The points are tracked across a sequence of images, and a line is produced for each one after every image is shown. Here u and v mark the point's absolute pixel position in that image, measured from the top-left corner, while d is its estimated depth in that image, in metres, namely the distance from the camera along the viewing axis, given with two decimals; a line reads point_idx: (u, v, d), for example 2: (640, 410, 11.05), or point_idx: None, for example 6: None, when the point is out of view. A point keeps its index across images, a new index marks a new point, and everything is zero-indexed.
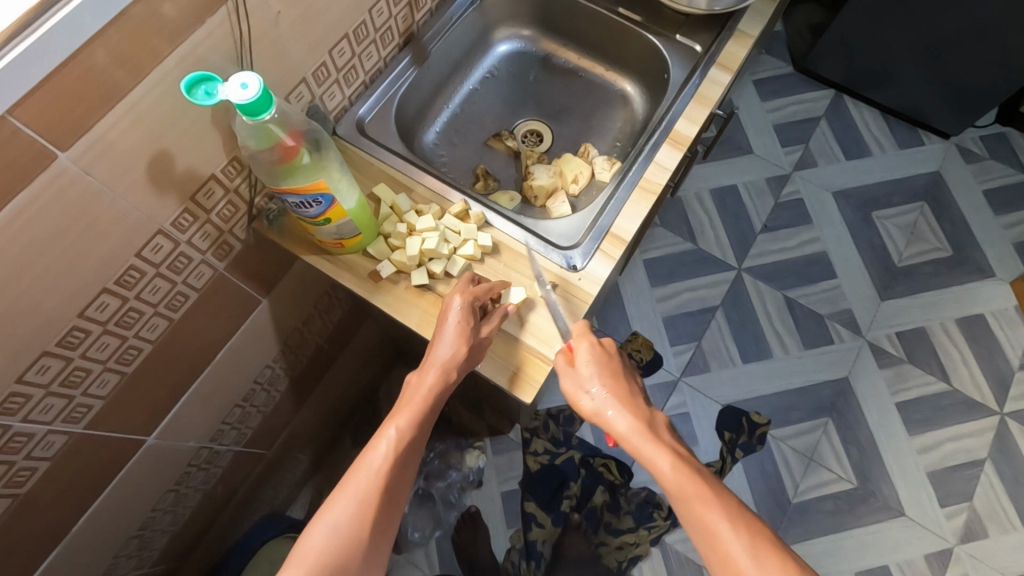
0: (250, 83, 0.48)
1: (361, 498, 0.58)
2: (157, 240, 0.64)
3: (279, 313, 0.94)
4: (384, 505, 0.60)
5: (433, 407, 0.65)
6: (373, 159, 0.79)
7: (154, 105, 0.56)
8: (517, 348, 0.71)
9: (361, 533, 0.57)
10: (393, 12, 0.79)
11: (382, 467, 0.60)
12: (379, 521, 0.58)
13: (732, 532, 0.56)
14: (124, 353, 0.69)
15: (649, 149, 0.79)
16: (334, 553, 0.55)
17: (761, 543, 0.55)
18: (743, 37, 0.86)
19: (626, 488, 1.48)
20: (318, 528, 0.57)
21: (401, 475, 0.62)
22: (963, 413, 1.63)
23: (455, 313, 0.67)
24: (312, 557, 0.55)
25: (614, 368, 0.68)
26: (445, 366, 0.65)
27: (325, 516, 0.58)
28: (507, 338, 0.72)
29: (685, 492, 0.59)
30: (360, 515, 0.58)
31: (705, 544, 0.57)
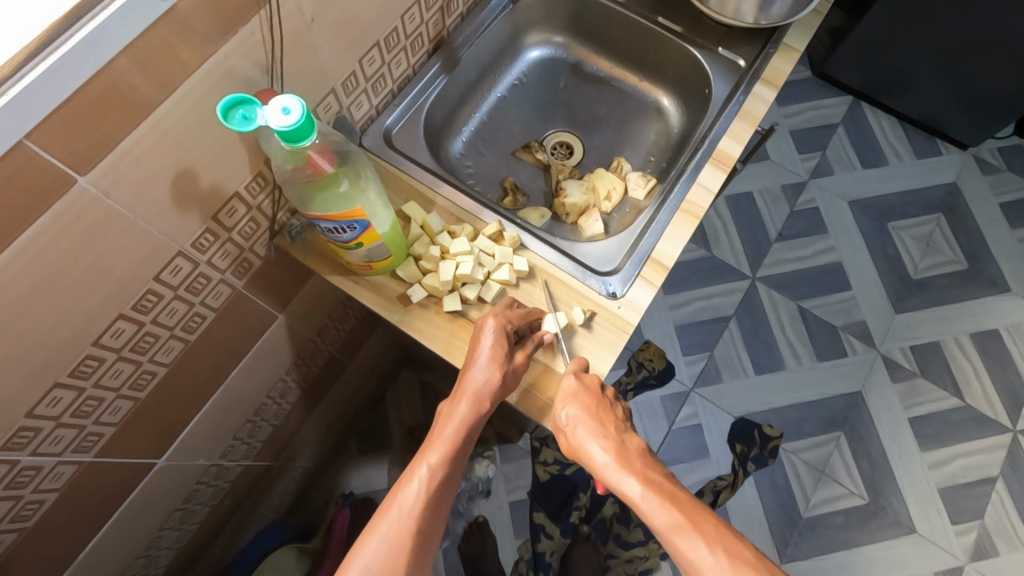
0: (292, 107, 0.44)
1: (393, 541, 0.55)
2: (176, 262, 0.60)
3: (294, 327, 0.90)
4: (418, 548, 0.56)
5: (465, 440, 0.62)
6: (401, 173, 0.75)
7: (180, 122, 0.51)
8: (547, 372, 0.68)
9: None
10: (424, 17, 0.75)
11: (413, 507, 0.57)
12: (413, 566, 0.55)
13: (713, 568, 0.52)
14: (138, 378, 0.65)
15: (691, 170, 0.76)
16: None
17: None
18: (789, 52, 0.82)
19: None
20: (350, 574, 0.54)
21: (434, 515, 0.59)
22: (975, 429, 1.62)
23: (489, 338, 0.63)
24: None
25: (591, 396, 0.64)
26: (477, 396, 0.62)
27: (357, 560, 0.55)
28: (538, 362, 0.68)
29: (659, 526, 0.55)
30: (393, 562, 0.54)
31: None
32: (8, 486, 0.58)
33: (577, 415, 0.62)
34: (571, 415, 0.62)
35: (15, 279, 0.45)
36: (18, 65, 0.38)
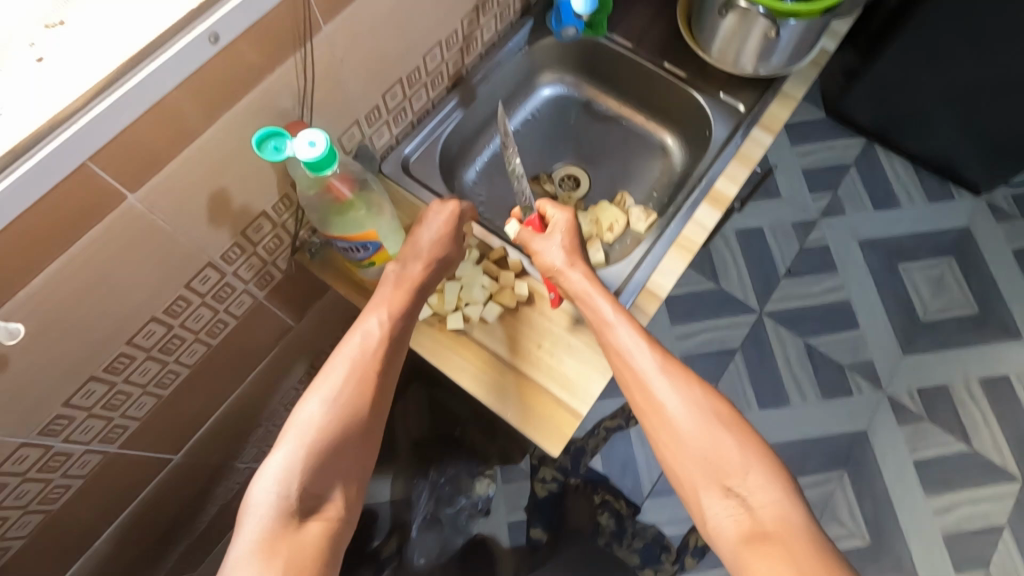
0: (318, 141, 0.49)
1: (355, 376, 0.60)
2: (205, 272, 0.66)
3: (309, 337, 0.95)
4: (377, 385, 0.61)
5: (420, 292, 0.67)
6: (414, 199, 0.80)
7: (219, 148, 0.57)
8: (557, 408, 0.70)
9: (356, 408, 0.58)
10: (445, 57, 0.82)
11: (370, 346, 0.62)
12: (374, 400, 0.60)
13: (653, 362, 0.65)
14: (163, 377, 0.70)
15: (688, 207, 0.81)
16: (325, 429, 0.56)
17: (676, 370, 0.66)
18: (787, 99, 0.87)
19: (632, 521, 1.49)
20: (306, 405, 0.58)
21: (392, 355, 0.63)
22: (982, 475, 1.60)
23: (441, 217, 0.69)
24: (309, 433, 0.56)
25: (578, 241, 0.73)
26: (433, 255, 0.68)
27: (315, 392, 0.59)
28: (552, 394, 0.70)
29: (613, 330, 0.67)
30: (353, 395, 0.59)
31: (622, 370, 0.66)
32: (40, 470, 0.63)
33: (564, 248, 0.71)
34: (564, 247, 0.71)
35: (65, 281, 0.51)
36: (87, 100, 0.45)
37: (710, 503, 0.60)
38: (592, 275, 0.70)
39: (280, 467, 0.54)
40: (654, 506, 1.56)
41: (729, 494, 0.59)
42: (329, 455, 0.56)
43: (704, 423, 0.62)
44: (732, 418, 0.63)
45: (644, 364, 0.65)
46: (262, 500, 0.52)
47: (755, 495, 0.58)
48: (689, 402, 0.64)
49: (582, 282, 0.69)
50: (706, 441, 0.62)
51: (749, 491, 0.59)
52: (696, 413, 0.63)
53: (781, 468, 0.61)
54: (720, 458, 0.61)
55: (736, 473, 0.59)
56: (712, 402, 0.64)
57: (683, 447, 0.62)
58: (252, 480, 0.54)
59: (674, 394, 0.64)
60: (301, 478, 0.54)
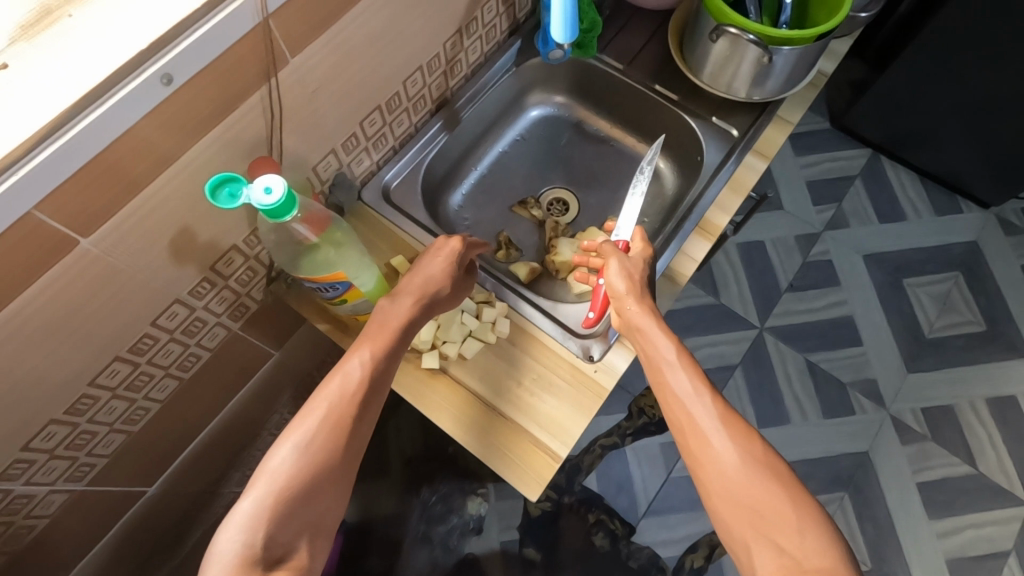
0: (274, 187, 0.47)
1: (332, 419, 0.56)
2: (173, 309, 0.64)
3: (291, 363, 0.93)
4: (355, 428, 0.57)
5: (406, 333, 0.63)
6: (394, 228, 0.78)
7: (180, 188, 0.55)
8: (539, 448, 0.67)
9: (330, 454, 0.55)
10: (427, 81, 0.79)
11: (350, 388, 0.58)
12: (349, 442, 0.56)
13: (706, 403, 0.60)
14: (132, 413, 0.69)
15: (677, 237, 0.78)
16: (298, 477, 0.53)
17: (731, 417, 0.60)
18: (782, 124, 0.84)
19: (629, 542, 1.38)
20: (282, 448, 0.54)
21: (372, 397, 0.60)
22: (988, 499, 1.56)
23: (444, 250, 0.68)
24: (281, 478, 0.52)
25: (645, 269, 0.69)
26: (425, 293, 0.65)
27: (291, 435, 0.55)
28: (534, 437, 0.68)
29: (671, 370, 0.62)
30: (328, 440, 0.55)
31: (673, 411, 0.62)
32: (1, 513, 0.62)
33: (622, 276, 0.67)
34: (628, 271, 0.68)
35: (19, 328, 0.50)
36: (29, 148, 0.42)
37: (757, 555, 0.53)
38: (654, 310, 0.66)
39: (246, 513, 0.50)
40: (650, 526, 1.53)
41: (780, 551, 0.52)
42: (298, 504, 0.52)
43: (760, 478, 0.56)
44: (791, 478, 0.56)
45: (696, 406, 0.60)
46: (226, 550, 0.48)
47: (811, 557, 0.51)
48: (741, 448, 0.58)
49: (643, 315, 0.65)
50: (756, 490, 0.55)
51: (802, 551, 0.51)
52: (748, 462, 0.57)
53: (843, 537, 0.53)
54: (771, 511, 0.54)
55: (788, 530, 0.52)
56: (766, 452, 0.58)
57: (731, 496, 0.55)
58: (218, 527, 0.50)
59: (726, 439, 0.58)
60: (268, 525, 0.50)
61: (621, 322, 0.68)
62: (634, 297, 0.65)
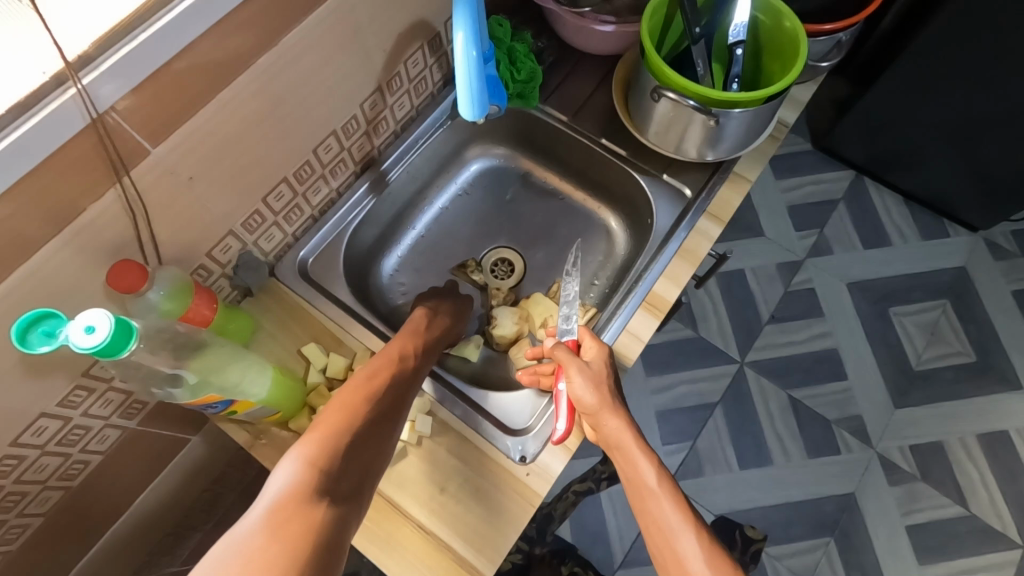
0: (99, 324, 0.40)
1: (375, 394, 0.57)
2: (40, 422, 0.56)
3: (215, 444, 0.86)
4: (379, 415, 0.56)
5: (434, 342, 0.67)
6: (309, 309, 0.70)
7: (20, 306, 0.47)
8: (463, 567, 0.60)
9: (376, 420, 0.55)
10: (345, 144, 0.72)
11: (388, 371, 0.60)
12: (375, 426, 0.55)
13: (694, 540, 0.55)
14: (5, 532, 0.61)
15: (621, 314, 0.71)
16: (348, 431, 0.53)
17: (720, 557, 0.55)
18: (738, 182, 0.76)
19: None
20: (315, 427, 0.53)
21: (408, 384, 0.62)
22: (981, 542, 1.49)
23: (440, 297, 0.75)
24: (314, 447, 0.51)
25: (614, 379, 0.65)
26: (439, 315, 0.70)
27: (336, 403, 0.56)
28: (457, 554, 0.61)
29: (654, 498, 0.58)
30: (375, 405, 0.56)
31: (659, 549, 0.56)
32: None
33: (594, 377, 0.63)
34: (591, 378, 0.63)
35: None
36: None
37: None
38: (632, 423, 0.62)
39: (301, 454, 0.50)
40: None
41: None
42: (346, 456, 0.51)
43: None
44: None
45: (684, 546, 0.55)
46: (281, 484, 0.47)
47: None
48: None
49: (622, 431, 0.61)
50: None
51: None
52: None
53: None
54: None
55: None
56: None
57: None
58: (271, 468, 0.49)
59: None
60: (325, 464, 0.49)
61: (596, 435, 0.64)
62: (612, 411, 0.61)
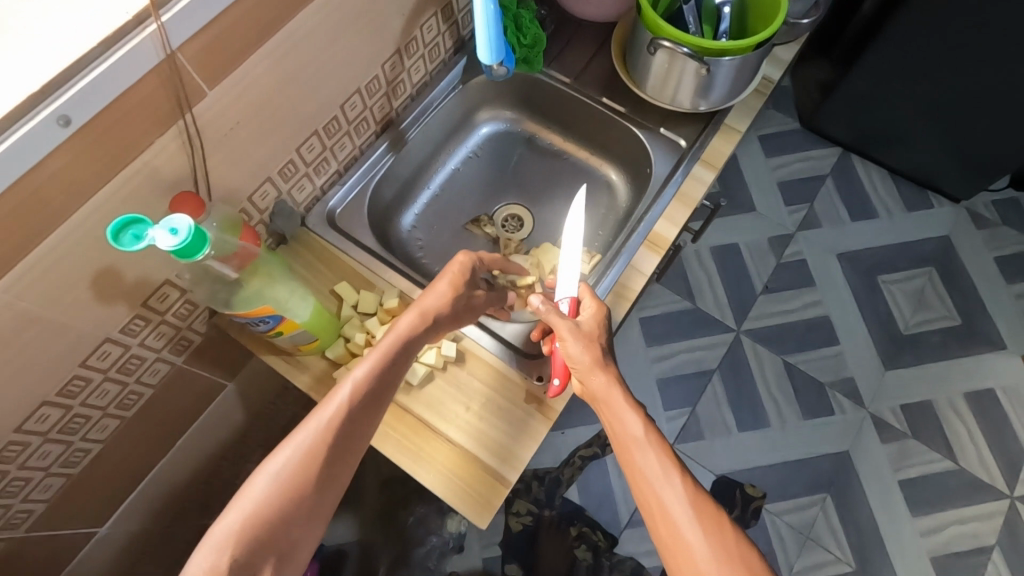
0: (181, 227, 0.46)
1: (309, 451, 0.58)
2: (104, 348, 0.62)
3: (246, 393, 0.92)
4: (329, 457, 0.58)
5: (401, 362, 0.63)
6: (339, 253, 0.76)
7: (95, 228, 0.54)
8: (490, 475, 0.66)
9: (300, 483, 0.57)
10: (368, 103, 0.78)
11: (331, 417, 0.59)
12: (325, 469, 0.58)
13: (677, 487, 0.60)
14: (69, 455, 0.67)
15: (626, 252, 0.77)
16: (269, 504, 0.56)
17: (700, 498, 0.61)
18: (729, 132, 0.83)
19: (608, 554, 1.43)
20: (260, 477, 0.57)
21: (358, 425, 0.60)
22: (969, 494, 1.56)
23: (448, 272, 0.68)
24: (253, 505, 0.55)
25: (603, 338, 0.68)
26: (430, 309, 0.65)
27: (272, 460, 0.58)
28: (483, 463, 0.67)
29: (639, 449, 0.63)
30: (301, 471, 0.57)
31: (643, 494, 0.62)
32: None
33: (586, 342, 0.66)
34: (580, 342, 0.66)
35: None
36: None
37: None
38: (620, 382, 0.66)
39: (221, 532, 0.55)
40: (633, 536, 1.50)
41: None
42: (266, 531, 0.55)
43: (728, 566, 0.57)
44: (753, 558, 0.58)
45: (668, 490, 0.61)
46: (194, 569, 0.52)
47: None
48: (712, 532, 0.58)
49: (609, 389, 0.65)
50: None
51: None
52: (718, 547, 0.58)
53: None
54: None
55: None
56: (735, 534, 0.59)
57: None
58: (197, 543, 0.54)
59: (696, 523, 0.59)
60: (232, 548, 0.54)
61: (583, 390, 0.68)
62: (601, 372, 0.64)
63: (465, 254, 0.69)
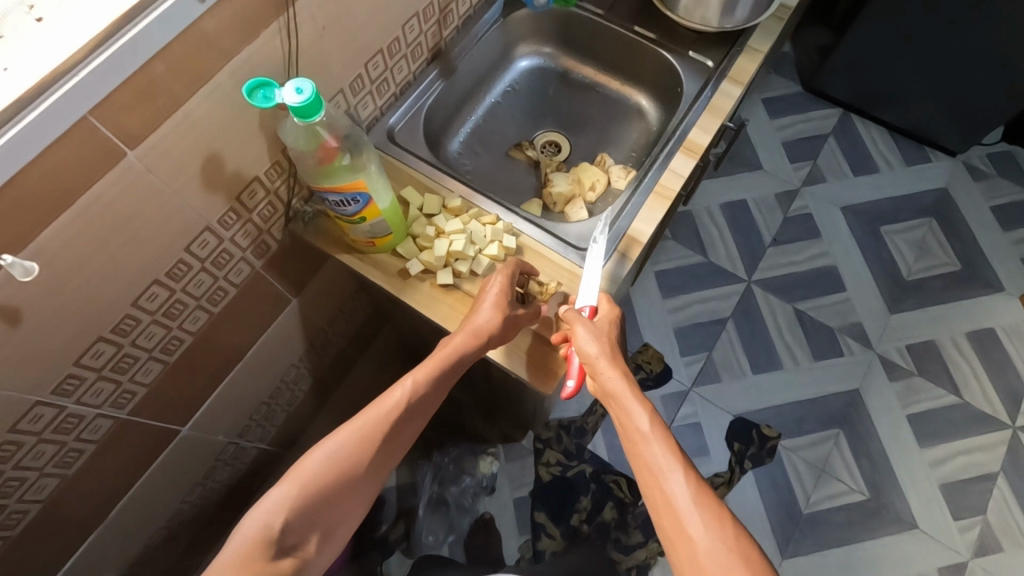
0: (303, 88, 0.55)
1: (365, 434, 0.63)
2: (204, 237, 0.69)
3: (307, 313, 0.98)
4: (381, 447, 0.64)
5: (454, 368, 0.68)
6: (402, 165, 0.84)
7: (208, 111, 0.60)
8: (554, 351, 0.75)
9: (356, 462, 0.61)
10: (423, 29, 0.85)
11: (388, 410, 0.65)
12: (376, 455, 0.63)
13: (682, 482, 0.57)
14: (168, 342, 0.73)
15: (663, 158, 0.84)
16: (321, 477, 0.59)
17: (710, 501, 0.56)
18: (753, 53, 0.91)
19: (634, 507, 1.43)
20: (315, 453, 0.60)
21: (406, 421, 0.66)
22: (975, 426, 1.62)
23: (495, 289, 0.72)
24: (306, 477, 0.59)
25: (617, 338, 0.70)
26: (478, 331, 0.69)
27: (324, 444, 0.62)
28: (545, 339, 0.76)
29: (646, 442, 0.61)
30: (356, 450, 0.62)
31: (651, 492, 0.59)
32: (55, 431, 0.66)
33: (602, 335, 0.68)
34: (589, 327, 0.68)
35: (76, 235, 0.54)
36: (85, 54, 0.47)
37: None
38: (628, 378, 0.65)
39: (274, 497, 0.57)
40: None
41: None
42: (315, 504, 0.58)
43: (730, 563, 0.52)
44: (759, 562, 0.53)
45: (675, 486, 0.57)
46: (248, 526, 0.54)
47: None
48: (718, 532, 0.54)
49: (616, 381, 0.65)
50: None
51: None
52: (726, 551, 0.53)
53: None
54: None
55: None
56: (745, 541, 0.53)
57: None
58: (251, 504, 0.56)
59: (704, 524, 0.54)
60: (288, 512, 0.56)
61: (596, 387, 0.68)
62: (608, 363, 0.65)
63: (503, 273, 0.73)
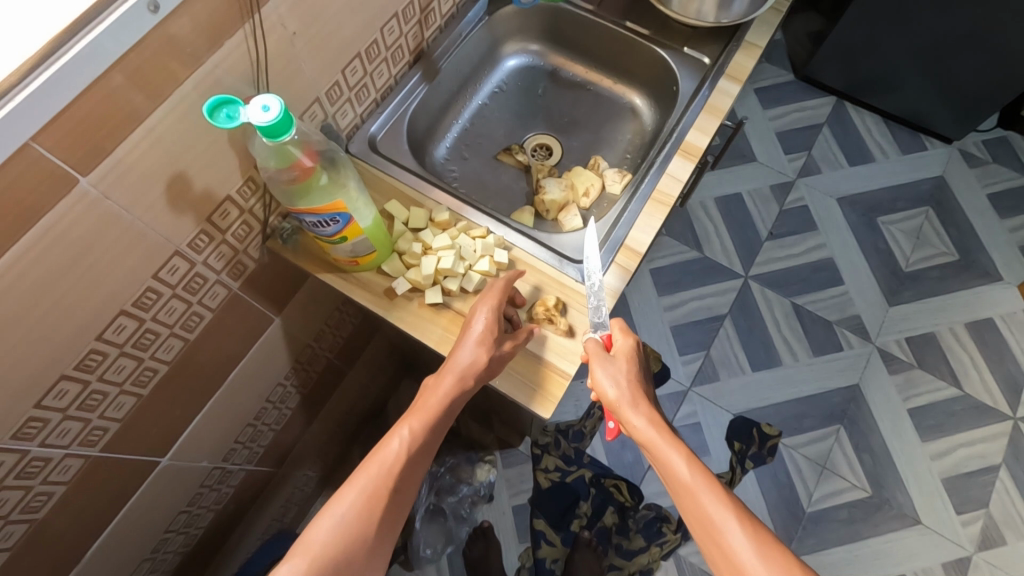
0: (271, 106, 0.51)
1: (370, 494, 0.59)
2: (173, 262, 0.64)
3: (292, 330, 0.93)
4: (390, 507, 0.60)
5: (449, 410, 0.65)
6: (386, 176, 0.79)
7: (169, 128, 0.55)
8: (551, 370, 0.71)
9: (364, 529, 0.57)
10: (403, 30, 0.80)
11: (389, 464, 0.61)
12: (384, 517, 0.59)
13: (738, 530, 0.55)
14: (140, 374, 0.68)
15: (660, 162, 0.80)
16: (333, 550, 0.55)
17: (773, 545, 0.54)
18: (751, 48, 0.87)
19: (635, 511, 1.40)
20: (322, 523, 0.57)
21: (410, 475, 0.62)
22: (976, 417, 1.60)
23: (481, 323, 0.67)
24: (315, 550, 0.55)
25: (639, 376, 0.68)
26: (462, 373, 0.65)
27: (330, 510, 0.58)
28: (538, 358, 0.71)
29: (695, 492, 0.59)
30: (363, 514, 0.58)
31: (709, 545, 0.57)
32: (18, 477, 0.61)
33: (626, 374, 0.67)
34: (629, 380, 0.66)
35: (26, 272, 0.50)
36: (23, 75, 0.42)
37: None
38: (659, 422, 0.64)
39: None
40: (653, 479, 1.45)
41: None
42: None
43: None
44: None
45: (733, 536, 0.55)
46: None
47: None
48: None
49: (646, 429, 0.63)
50: None
51: None
52: None
53: None
54: None
55: None
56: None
57: None
58: None
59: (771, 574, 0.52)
60: None
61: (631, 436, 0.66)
62: (637, 411, 0.64)
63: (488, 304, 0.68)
